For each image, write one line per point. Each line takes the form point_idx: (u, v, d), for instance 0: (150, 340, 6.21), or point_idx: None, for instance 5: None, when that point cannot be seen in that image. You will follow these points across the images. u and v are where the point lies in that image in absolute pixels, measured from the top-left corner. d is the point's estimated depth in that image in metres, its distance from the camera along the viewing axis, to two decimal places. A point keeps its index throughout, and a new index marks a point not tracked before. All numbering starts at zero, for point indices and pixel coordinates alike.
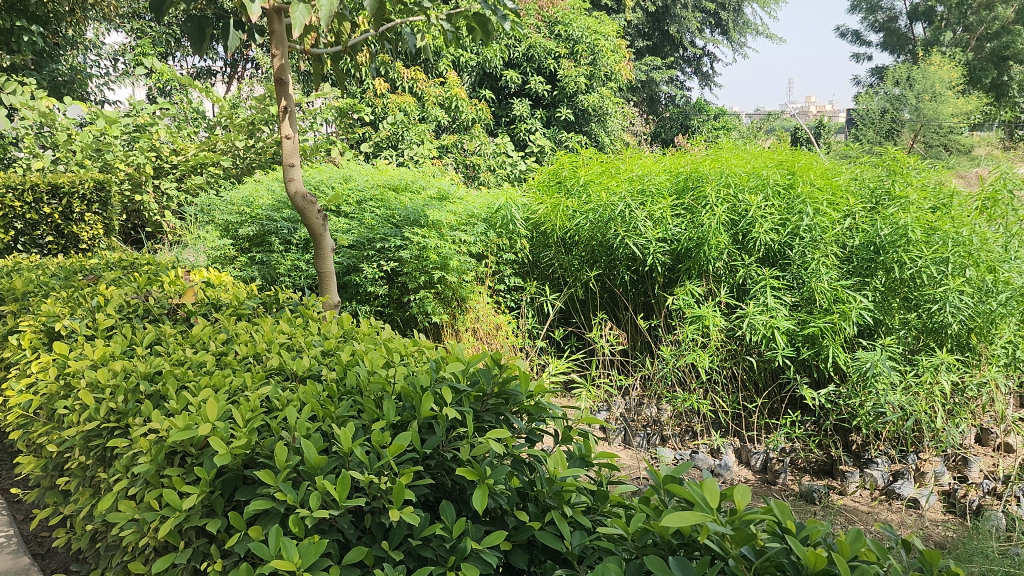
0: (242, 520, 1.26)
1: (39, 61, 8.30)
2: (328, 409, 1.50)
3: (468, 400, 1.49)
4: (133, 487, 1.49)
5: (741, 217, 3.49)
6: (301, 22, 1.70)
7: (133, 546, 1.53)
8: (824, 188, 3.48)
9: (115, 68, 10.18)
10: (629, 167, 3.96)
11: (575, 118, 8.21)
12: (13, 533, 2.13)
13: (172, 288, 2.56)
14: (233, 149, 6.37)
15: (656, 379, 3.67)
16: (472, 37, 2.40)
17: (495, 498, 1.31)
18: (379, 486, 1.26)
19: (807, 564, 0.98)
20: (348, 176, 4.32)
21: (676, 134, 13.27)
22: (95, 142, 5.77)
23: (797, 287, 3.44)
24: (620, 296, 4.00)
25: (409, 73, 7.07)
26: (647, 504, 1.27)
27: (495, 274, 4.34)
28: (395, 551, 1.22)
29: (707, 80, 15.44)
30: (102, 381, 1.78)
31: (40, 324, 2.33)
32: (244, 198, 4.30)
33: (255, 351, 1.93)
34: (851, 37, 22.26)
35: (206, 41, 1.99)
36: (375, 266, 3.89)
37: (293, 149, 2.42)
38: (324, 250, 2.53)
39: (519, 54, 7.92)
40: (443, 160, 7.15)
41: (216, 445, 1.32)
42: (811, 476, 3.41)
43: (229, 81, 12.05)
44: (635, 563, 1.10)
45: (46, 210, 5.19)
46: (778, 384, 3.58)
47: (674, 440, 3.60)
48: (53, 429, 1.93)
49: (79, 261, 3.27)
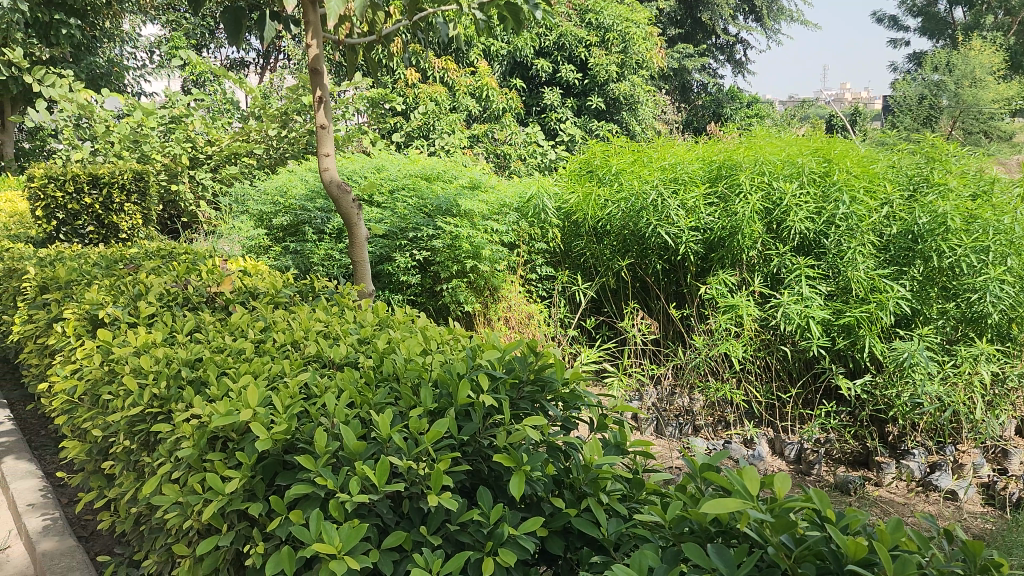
0: (282, 504, 1.28)
1: (78, 54, 8.56)
2: (366, 396, 1.52)
3: (503, 386, 1.51)
4: (177, 471, 1.52)
5: (775, 205, 3.46)
6: (336, 12, 1.71)
7: (176, 529, 1.55)
8: (860, 176, 3.42)
9: (151, 60, 10.31)
10: (661, 156, 3.92)
11: (606, 107, 8.16)
12: (59, 516, 2.20)
13: (209, 277, 2.58)
14: (266, 139, 6.45)
15: (688, 368, 3.66)
16: (504, 26, 2.40)
17: (532, 485, 1.33)
18: (417, 472, 1.28)
19: (847, 553, 0.97)
20: (381, 165, 4.38)
21: (708, 122, 13.13)
22: (133, 133, 5.86)
23: (832, 276, 3.41)
24: (652, 285, 3.98)
25: (440, 63, 7.13)
26: (684, 492, 1.26)
27: (527, 263, 4.33)
28: (433, 536, 1.24)
29: (740, 68, 15.24)
30: (145, 366, 1.81)
31: (84, 311, 2.37)
32: (278, 188, 4.35)
33: (293, 338, 1.95)
34: (888, 23, 21.95)
35: (242, 33, 2.03)
36: (407, 256, 3.95)
37: (328, 139, 2.45)
38: (358, 239, 2.54)
39: (550, 43, 7.92)
40: (474, 150, 7.12)
41: (257, 430, 1.34)
42: (846, 467, 3.38)
43: (262, 72, 12.22)
44: (671, 551, 1.10)
45: (87, 200, 5.25)
46: (812, 373, 3.55)
47: (707, 430, 3.58)
48: (98, 414, 1.98)
49: (120, 250, 3.33)
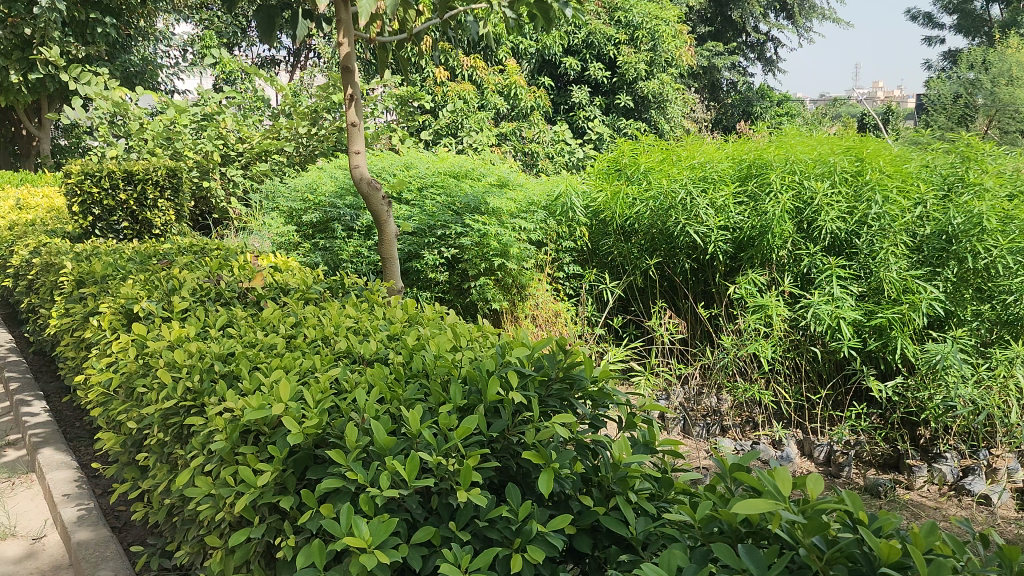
0: (313, 497, 1.29)
1: (113, 53, 8.75)
2: (396, 392, 1.53)
3: (533, 384, 1.51)
4: (209, 464, 1.54)
5: (806, 204, 3.42)
6: (367, 10, 1.73)
7: (208, 521, 1.57)
8: (893, 175, 3.36)
9: (184, 58, 10.46)
10: (690, 153, 3.90)
11: (635, 105, 8.12)
12: (93, 507, 2.24)
13: (240, 272, 2.61)
14: (296, 136, 6.50)
15: (716, 368, 3.64)
16: (534, 25, 2.41)
17: (560, 482, 1.34)
18: (447, 467, 1.28)
19: (880, 556, 0.96)
20: (410, 163, 4.40)
21: (738, 121, 13.04)
22: (166, 131, 5.94)
23: (864, 277, 3.37)
24: (680, 284, 3.96)
25: (469, 61, 7.15)
26: (714, 492, 1.26)
27: (555, 261, 4.33)
28: (462, 532, 1.25)
29: (771, 66, 15.11)
30: (179, 360, 1.84)
31: (119, 305, 2.41)
32: (308, 185, 4.39)
33: (324, 334, 1.97)
34: (923, 20, 21.63)
35: (275, 31, 2.05)
36: (436, 253, 3.98)
37: (359, 136, 2.46)
38: (388, 235, 2.56)
39: (579, 41, 7.91)
40: (502, 148, 7.12)
41: (289, 423, 1.36)
42: (876, 469, 3.34)
43: (292, 69, 12.34)
44: (700, 551, 1.10)
45: (122, 196, 5.33)
46: (843, 375, 3.51)
47: (734, 431, 3.55)
48: (133, 406, 2.01)
49: (154, 246, 3.38)
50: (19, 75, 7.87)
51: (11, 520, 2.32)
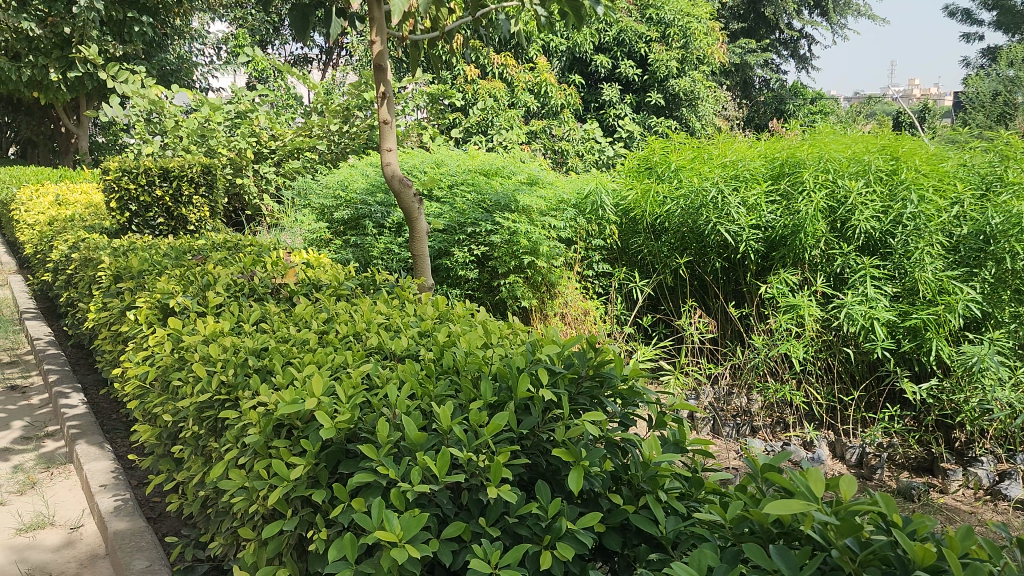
0: (345, 491, 1.30)
1: (150, 51, 8.91)
2: (427, 388, 1.54)
3: (563, 382, 1.51)
4: (243, 456, 1.56)
5: (840, 203, 3.39)
6: (400, 9, 1.74)
7: (242, 513, 1.59)
8: (929, 174, 3.31)
9: (219, 56, 10.60)
10: (722, 152, 3.88)
11: (666, 103, 8.07)
12: (129, 497, 2.28)
13: (274, 268, 2.65)
14: (328, 134, 6.55)
15: (747, 368, 3.61)
16: (565, 22, 2.40)
17: (590, 480, 1.34)
18: (477, 464, 1.29)
19: (914, 559, 0.95)
20: (440, 160, 4.42)
21: (771, 118, 12.91)
22: (200, 128, 6.03)
23: (898, 277, 3.33)
24: (710, 284, 3.93)
25: (499, 58, 7.16)
26: (744, 492, 1.25)
27: (584, 259, 4.33)
28: (492, 528, 1.25)
29: (804, 63, 14.94)
30: (214, 354, 1.87)
31: (155, 300, 2.45)
32: (339, 182, 4.43)
33: (355, 330, 1.98)
34: (962, 16, 21.23)
35: (309, 29, 2.07)
36: (466, 250, 4.00)
37: (391, 134, 2.48)
38: (419, 233, 2.57)
39: (610, 39, 7.88)
40: (532, 146, 7.12)
41: (321, 418, 1.37)
42: (910, 472, 3.29)
43: (325, 67, 12.45)
44: (731, 551, 1.10)
45: (158, 192, 5.41)
46: (876, 376, 3.46)
47: (765, 431, 3.52)
48: (168, 399, 2.04)
49: (188, 241, 3.43)
50: (59, 73, 8.03)
51: (50, 509, 2.37)
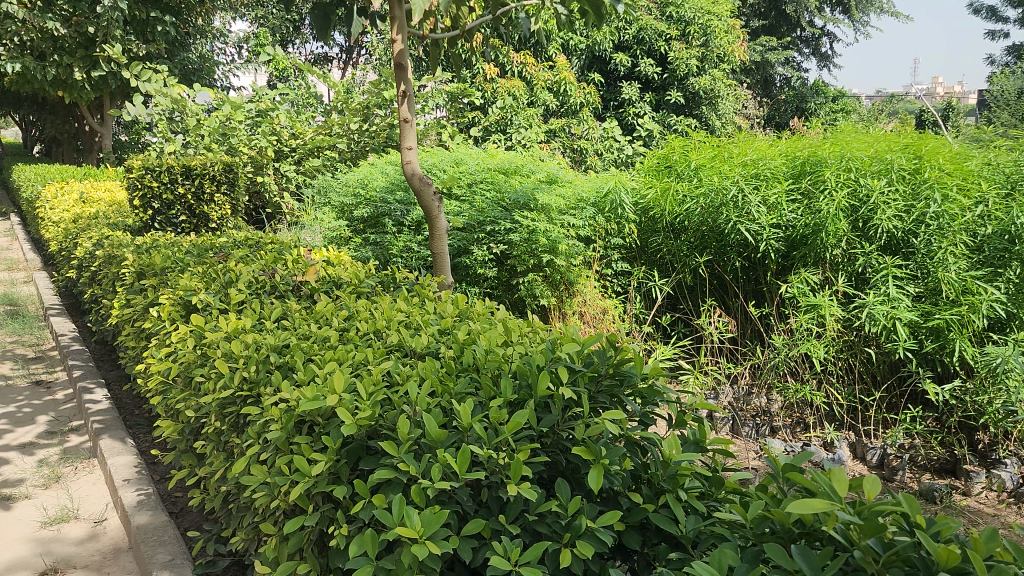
0: (365, 487, 1.31)
1: (172, 51, 9.00)
2: (447, 385, 1.55)
3: (583, 380, 1.51)
4: (265, 452, 1.58)
5: (862, 202, 3.36)
6: (421, 7, 1.74)
7: (263, 509, 1.61)
8: (954, 173, 3.27)
9: (240, 55, 10.67)
10: (742, 150, 3.86)
11: (686, 101, 8.04)
12: (151, 492, 2.30)
13: (294, 266, 2.66)
14: (348, 132, 6.58)
15: (767, 368, 3.60)
16: (585, 21, 2.40)
17: (610, 479, 1.34)
18: (497, 461, 1.29)
19: (938, 561, 0.95)
20: (459, 159, 4.43)
21: (791, 117, 12.81)
22: (222, 127, 6.08)
23: (921, 277, 3.30)
24: (730, 283, 3.91)
25: (519, 57, 7.16)
26: (765, 492, 1.25)
27: (603, 258, 4.32)
28: (512, 525, 1.26)
29: (826, 61, 14.83)
30: (236, 351, 1.89)
31: (177, 297, 2.48)
32: (359, 180, 4.45)
33: (376, 327, 1.99)
34: (987, 14, 20.98)
35: (329, 29, 2.09)
36: (485, 249, 4.00)
37: (411, 132, 2.49)
38: (439, 231, 2.58)
39: (629, 37, 7.86)
40: (551, 144, 7.11)
41: (343, 414, 1.38)
42: (932, 474, 3.26)
43: (344, 66, 12.50)
44: (751, 551, 1.10)
45: (180, 190, 5.44)
46: (898, 377, 3.43)
47: (785, 432, 3.50)
48: (190, 395, 2.06)
49: (210, 239, 3.45)
50: (83, 73, 8.11)
51: (74, 503, 2.40)
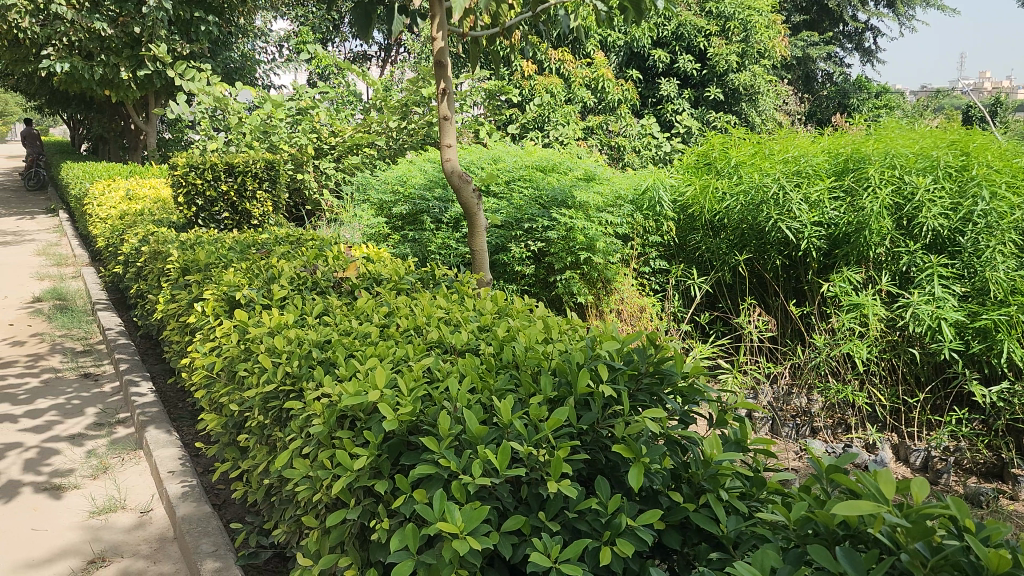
0: (407, 483, 1.32)
1: (215, 49, 9.17)
2: (487, 382, 1.55)
3: (623, 378, 1.50)
4: (307, 446, 1.60)
5: (906, 200, 3.30)
6: (461, 5, 1.75)
7: (305, 502, 1.63)
8: (1002, 170, 3.20)
9: (280, 54, 10.79)
10: (783, 148, 3.81)
11: (725, 98, 7.96)
12: (195, 484, 2.34)
13: (335, 262, 2.69)
14: (387, 130, 6.62)
15: (807, 368, 3.56)
16: (625, 17, 2.38)
17: (650, 477, 1.33)
18: (537, 458, 1.30)
19: (988, 566, 0.93)
20: (498, 156, 4.44)
21: (833, 113, 12.60)
22: (263, 125, 6.17)
23: (968, 276, 3.23)
24: (770, 281, 3.86)
25: (557, 54, 7.15)
26: (808, 493, 1.24)
27: (641, 256, 4.30)
28: (552, 522, 1.26)
29: (869, 56, 14.58)
30: (278, 346, 1.91)
31: (222, 292, 2.52)
32: (398, 177, 4.48)
33: (416, 324, 2.01)
34: None
35: (371, 28, 2.11)
36: (523, 246, 4.01)
37: (450, 130, 2.50)
38: (478, 228, 2.59)
39: (668, 33, 7.80)
40: (588, 142, 7.09)
41: (384, 410, 1.40)
42: (978, 478, 3.21)
43: (383, 64, 12.59)
44: (794, 553, 1.09)
45: (223, 187, 5.51)
46: (943, 378, 3.36)
47: (826, 433, 3.44)
48: (234, 389, 2.10)
49: (252, 235, 3.50)
50: (129, 72, 8.27)
51: (121, 493, 2.45)
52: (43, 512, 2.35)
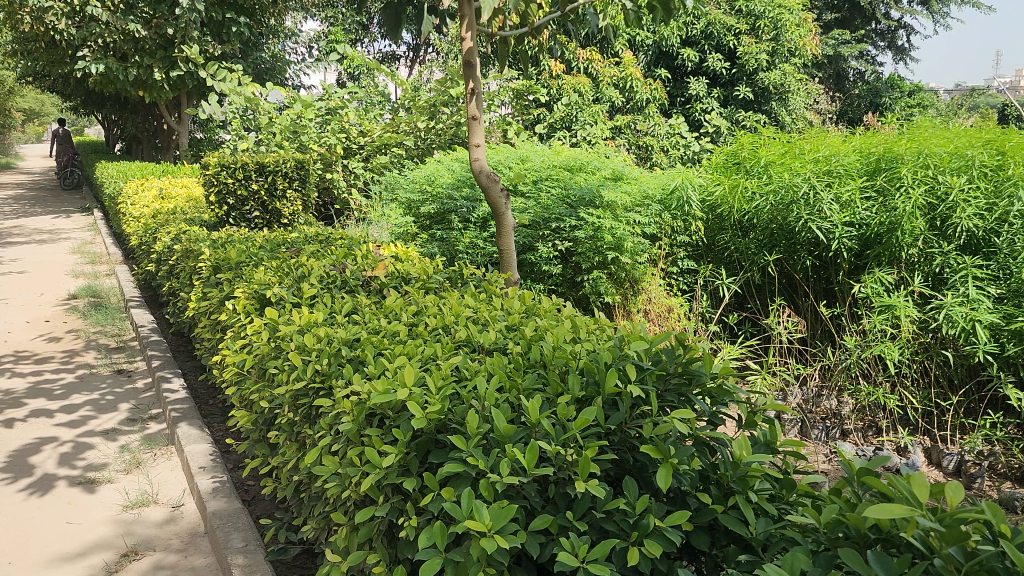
0: (435, 480, 1.33)
1: (246, 50, 9.31)
2: (515, 381, 1.56)
3: (651, 378, 1.50)
4: (336, 444, 1.61)
5: (940, 200, 3.24)
6: (490, 5, 1.76)
7: (334, 499, 1.64)
8: None
9: (310, 54, 10.87)
10: (814, 147, 3.76)
11: (755, 97, 7.89)
12: (225, 480, 2.37)
13: (364, 261, 2.71)
14: (415, 130, 6.65)
15: (838, 370, 3.52)
16: (654, 16, 2.37)
17: (678, 478, 1.33)
18: (565, 458, 1.30)
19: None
20: (526, 156, 4.44)
21: (865, 112, 12.42)
22: (293, 125, 6.28)
23: (1003, 278, 3.17)
24: (800, 282, 3.83)
25: (585, 53, 7.14)
26: (838, 496, 1.22)
27: (669, 256, 4.28)
28: (579, 521, 1.26)
29: (902, 54, 14.39)
30: (308, 344, 1.93)
31: (253, 290, 2.55)
32: (426, 176, 4.49)
33: (444, 323, 2.02)
34: None
35: (401, 26, 2.12)
36: (551, 246, 4.01)
37: (479, 129, 2.51)
38: (506, 228, 2.59)
39: (697, 32, 7.75)
40: (615, 141, 7.07)
41: (413, 408, 1.41)
42: (1013, 483, 3.13)
43: (411, 64, 12.64)
44: (825, 556, 1.08)
45: (254, 186, 5.57)
46: (977, 381, 3.31)
47: (856, 435, 3.43)
48: (264, 386, 2.12)
49: (282, 234, 3.54)
50: (162, 73, 8.37)
51: (153, 488, 2.49)
52: (78, 505, 2.39)
